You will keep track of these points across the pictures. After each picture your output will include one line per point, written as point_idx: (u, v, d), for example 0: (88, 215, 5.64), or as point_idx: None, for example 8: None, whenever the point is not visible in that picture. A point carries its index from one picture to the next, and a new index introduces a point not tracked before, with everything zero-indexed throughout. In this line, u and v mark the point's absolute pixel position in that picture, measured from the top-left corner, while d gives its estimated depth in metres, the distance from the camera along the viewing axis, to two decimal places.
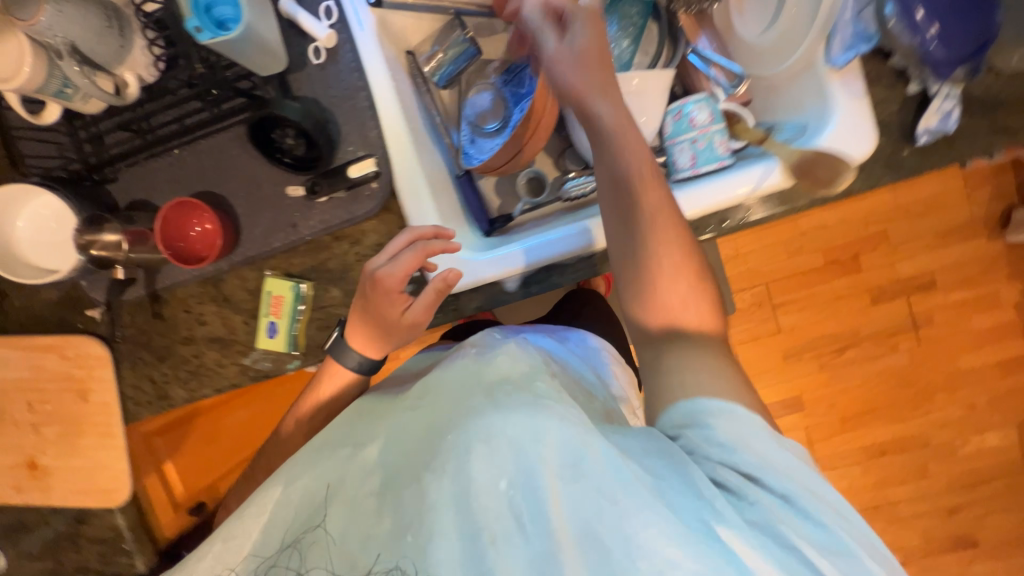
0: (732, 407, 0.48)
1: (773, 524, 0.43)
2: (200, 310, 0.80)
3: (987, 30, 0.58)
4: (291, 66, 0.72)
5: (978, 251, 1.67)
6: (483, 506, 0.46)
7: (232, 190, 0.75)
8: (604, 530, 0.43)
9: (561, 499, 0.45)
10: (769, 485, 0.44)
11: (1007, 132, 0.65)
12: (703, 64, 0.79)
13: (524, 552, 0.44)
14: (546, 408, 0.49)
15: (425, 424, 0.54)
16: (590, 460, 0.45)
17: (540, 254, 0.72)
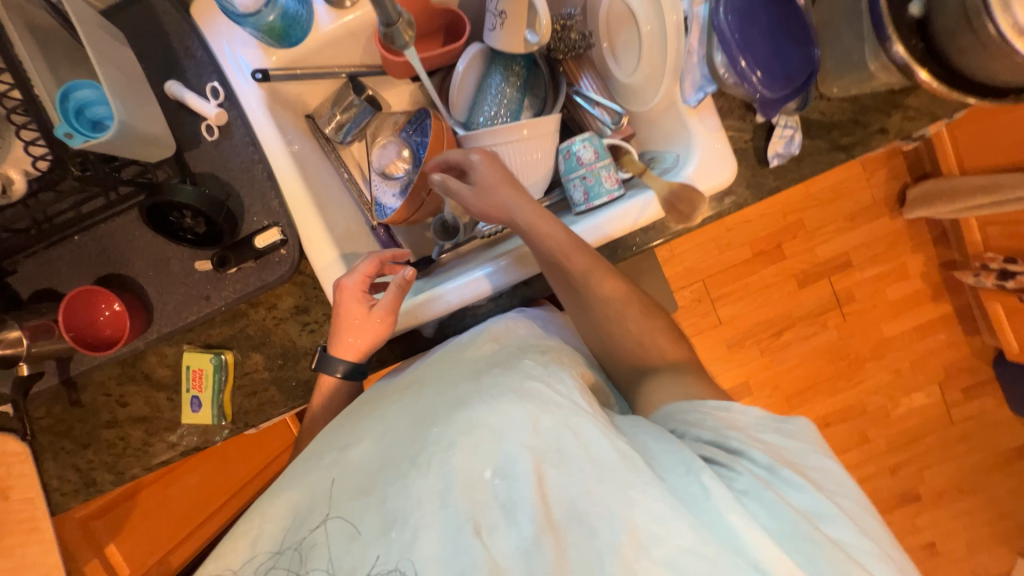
0: (727, 404, 0.58)
1: (767, 494, 0.47)
2: (121, 391, 0.79)
3: (811, 63, 0.65)
4: (186, 145, 0.73)
5: (884, 228, 1.78)
6: (465, 499, 0.49)
7: (139, 270, 0.75)
8: (594, 514, 0.48)
9: (549, 486, 0.50)
10: (754, 459, 0.51)
11: (845, 149, 0.73)
12: (587, 104, 0.85)
13: (512, 542, 0.48)
14: (528, 396, 0.55)
15: (414, 420, 0.57)
16: (569, 449, 0.50)
17: (478, 270, 0.75)
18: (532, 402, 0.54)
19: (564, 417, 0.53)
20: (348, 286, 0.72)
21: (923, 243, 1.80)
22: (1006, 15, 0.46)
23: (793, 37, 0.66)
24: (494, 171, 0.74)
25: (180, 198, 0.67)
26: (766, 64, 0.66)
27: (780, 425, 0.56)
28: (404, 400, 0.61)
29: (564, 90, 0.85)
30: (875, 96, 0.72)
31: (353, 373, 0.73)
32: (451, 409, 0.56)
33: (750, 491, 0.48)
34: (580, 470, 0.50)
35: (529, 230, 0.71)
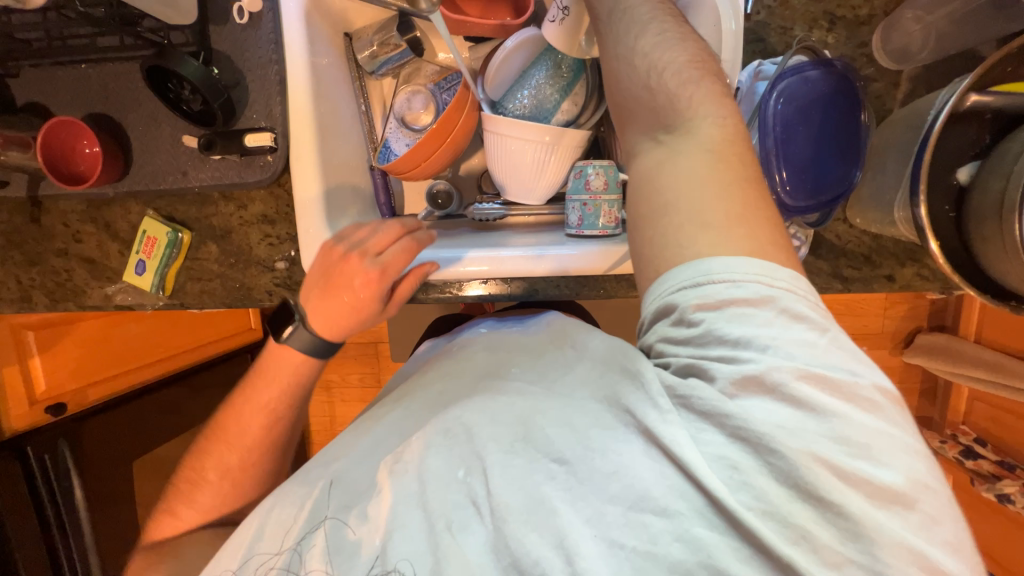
0: (714, 260, 0.36)
1: (737, 419, 0.34)
2: (78, 228, 0.80)
3: (845, 185, 0.62)
4: (212, 18, 0.71)
5: (879, 361, 1.72)
6: (434, 497, 0.43)
7: (131, 121, 0.75)
8: (558, 498, 0.39)
9: (508, 484, 0.40)
10: (747, 359, 0.34)
11: (844, 281, 0.70)
12: (621, 132, 0.81)
13: (479, 542, 0.41)
14: (501, 388, 0.47)
15: (396, 421, 0.51)
16: (537, 436, 0.41)
17: (488, 252, 0.74)
18: (528, 395, 0.44)
19: (529, 402, 0.44)
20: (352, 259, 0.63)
21: (909, 390, 1.74)
22: None
23: (841, 152, 0.62)
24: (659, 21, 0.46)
25: (182, 70, 0.65)
26: (800, 169, 0.62)
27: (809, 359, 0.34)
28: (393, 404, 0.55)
29: (604, 109, 0.81)
30: (897, 242, 0.68)
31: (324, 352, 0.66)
32: (439, 408, 0.49)
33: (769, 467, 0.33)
34: (580, 480, 0.39)
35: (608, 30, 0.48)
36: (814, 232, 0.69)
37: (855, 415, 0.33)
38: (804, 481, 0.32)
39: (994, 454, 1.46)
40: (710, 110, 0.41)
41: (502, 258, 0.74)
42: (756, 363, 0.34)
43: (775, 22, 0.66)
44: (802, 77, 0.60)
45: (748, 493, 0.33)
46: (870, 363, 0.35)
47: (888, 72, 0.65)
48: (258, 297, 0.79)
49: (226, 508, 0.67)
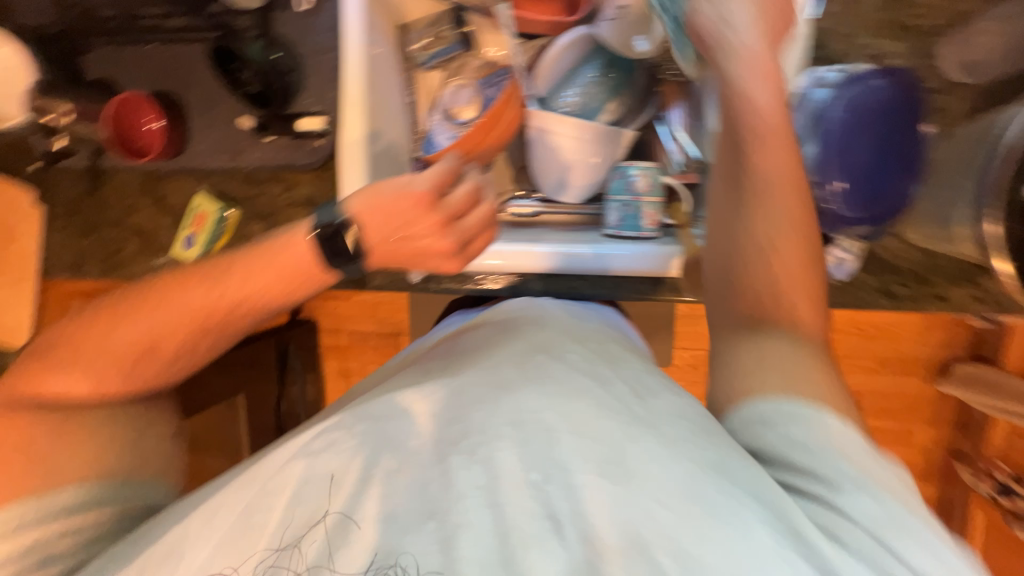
0: (795, 405, 0.44)
1: (825, 517, 0.40)
2: (133, 200, 0.83)
3: (902, 199, 0.61)
4: (275, 5, 0.74)
5: (910, 389, 1.65)
6: (512, 503, 0.42)
7: (192, 100, 0.78)
8: (658, 544, 0.39)
9: (600, 504, 0.42)
10: (834, 469, 0.41)
11: (893, 298, 0.67)
12: (666, 136, 0.81)
13: (558, 558, 0.40)
14: (575, 392, 0.47)
15: (452, 394, 0.49)
16: (631, 463, 0.42)
17: (523, 246, 0.75)
18: (585, 401, 0.46)
19: (617, 416, 0.45)
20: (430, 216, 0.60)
21: (941, 421, 1.67)
22: None
23: (900, 166, 0.60)
24: (759, 59, 0.57)
25: (247, 51, 0.70)
26: (857, 180, 0.60)
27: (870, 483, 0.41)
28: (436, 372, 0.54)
29: (650, 113, 0.82)
30: (952, 261, 0.66)
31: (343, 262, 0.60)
32: (496, 393, 0.48)
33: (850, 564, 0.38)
34: (646, 493, 0.41)
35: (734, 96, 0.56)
36: (865, 245, 0.67)
37: (920, 527, 0.39)
38: None
39: None
40: (779, 202, 0.53)
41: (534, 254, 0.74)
42: (832, 491, 0.40)
43: (838, 30, 0.66)
44: (864, 86, 0.59)
45: None
46: (889, 464, 0.42)
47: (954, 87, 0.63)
48: None
49: (121, 387, 0.61)
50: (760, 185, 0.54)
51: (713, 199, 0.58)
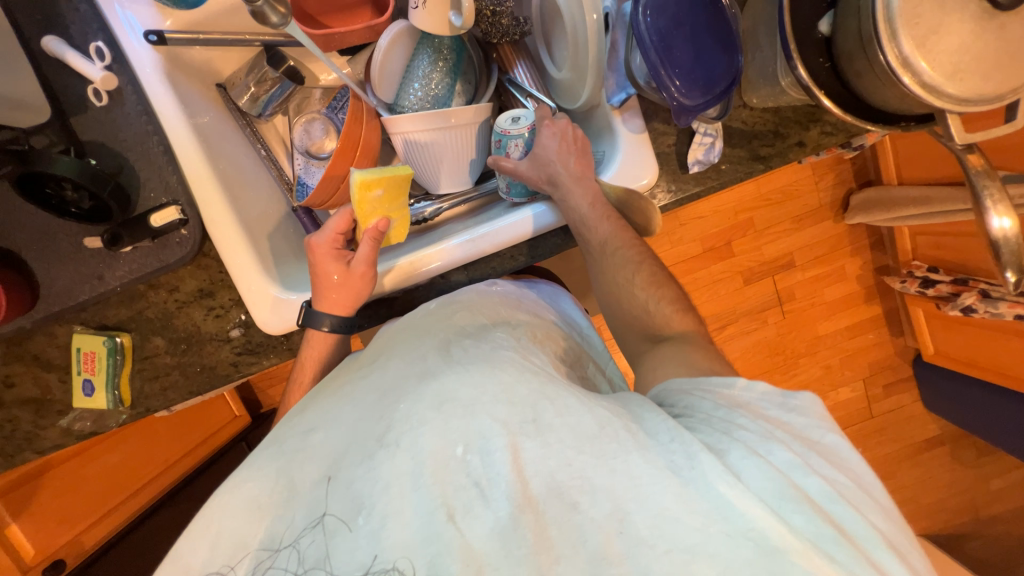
0: (706, 379, 0.56)
1: (728, 454, 0.46)
2: (7, 371, 0.74)
3: (733, 72, 0.64)
4: (70, 109, 0.67)
5: (828, 231, 1.82)
6: (437, 479, 0.46)
7: (23, 243, 0.69)
8: (574, 487, 0.45)
9: (525, 459, 0.46)
10: (741, 421, 0.50)
11: (763, 160, 0.74)
12: (520, 96, 0.83)
13: (486, 520, 0.45)
14: (500, 368, 0.53)
15: (379, 391, 0.55)
16: (546, 419, 0.48)
17: (459, 241, 0.74)
18: (504, 371, 0.53)
19: (539, 389, 0.51)
20: (320, 246, 0.70)
21: (862, 248, 1.85)
22: (893, 46, 0.46)
23: (717, 44, 0.64)
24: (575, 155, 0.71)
25: (56, 169, 0.62)
26: (686, 72, 0.64)
27: (786, 398, 0.53)
28: (365, 372, 0.61)
29: (496, 79, 0.83)
30: (795, 109, 0.73)
31: (341, 327, 0.71)
32: (421, 381, 0.54)
33: (740, 466, 0.45)
34: (558, 440, 0.47)
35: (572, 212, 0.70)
36: (722, 125, 0.72)
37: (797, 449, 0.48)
38: (781, 493, 0.44)
39: (948, 275, 1.58)
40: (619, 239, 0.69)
41: (456, 246, 0.73)
42: (738, 420, 0.50)
43: None
44: None
45: (754, 475, 0.45)
46: (805, 414, 0.52)
47: None
48: (224, 372, 0.76)
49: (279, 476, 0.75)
50: (600, 242, 0.69)
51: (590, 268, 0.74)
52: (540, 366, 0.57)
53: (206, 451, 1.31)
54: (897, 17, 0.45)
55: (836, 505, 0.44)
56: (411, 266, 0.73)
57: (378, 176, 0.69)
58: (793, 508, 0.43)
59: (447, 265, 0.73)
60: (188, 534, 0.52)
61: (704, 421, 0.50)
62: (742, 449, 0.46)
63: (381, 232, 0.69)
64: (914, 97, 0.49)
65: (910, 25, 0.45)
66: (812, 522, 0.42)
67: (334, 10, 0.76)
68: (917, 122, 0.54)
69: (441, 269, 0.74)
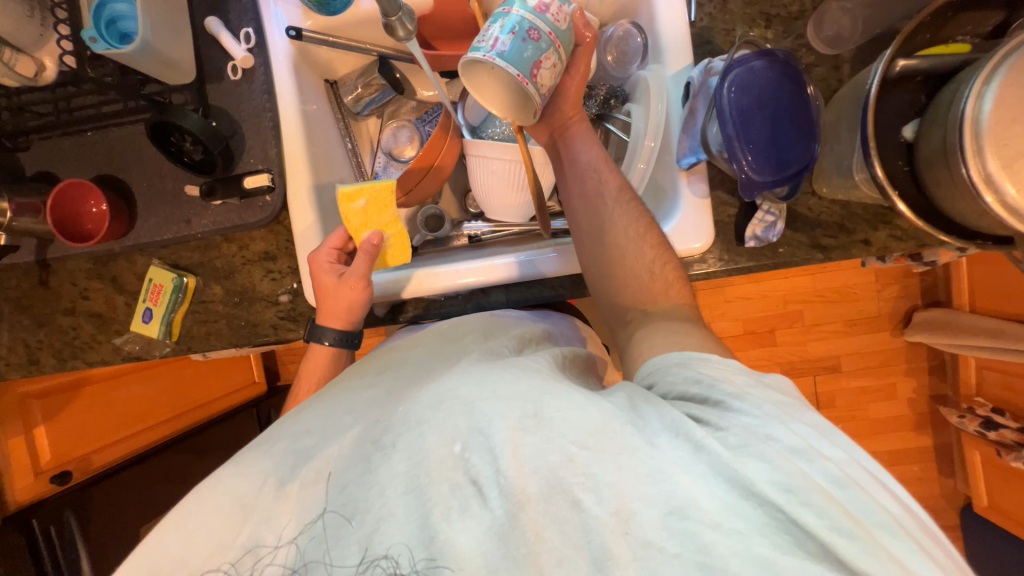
0: (702, 356, 0.54)
1: (737, 453, 0.43)
2: (86, 285, 0.83)
3: (807, 158, 0.66)
4: (209, 78, 0.78)
5: (884, 344, 1.71)
6: (436, 478, 0.46)
7: (135, 178, 0.80)
8: (576, 483, 0.44)
9: (525, 454, 0.46)
10: (737, 408, 0.47)
11: (823, 250, 0.73)
12: None
13: (481, 524, 0.44)
14: (501, 372, 0.54)
15: (393, 403, 0.56)
16: (547, 413, 0.48)
17: (465, 268, 0.77)
18: (511, 375, 0.53)
19: (536, 388, 0.51)
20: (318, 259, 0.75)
21: (919, 370, 1.72)
22: (977, 162, 0.46)
23: (796, 130, 0.66)
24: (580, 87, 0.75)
25: (183, 122, 0.71)
26: (760, 149, 0.66)
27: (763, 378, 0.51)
28: (372, 383, 0.64)
29: None
30: (866, 208, 0.72)
31: (342, 339, 0.75)
32: (423, 389, 0.55)
33: (734, 460, 0.42)
34: (560, 434, 0.46)
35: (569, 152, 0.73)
36: (787, 207, 0.73)
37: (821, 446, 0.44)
38: (797, 487, 0.40)
39: (1014, 420, 1.43)
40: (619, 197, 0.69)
41: (464, 272, 0.77)
42: (734, 409, 0.47)
43: (719, 25, 0.73)
44: (748, 68, 0.66)
45: (762, 468, 0.41)
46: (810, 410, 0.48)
47: (828, 57, 0.71)
48: (264, 332, 0.81)
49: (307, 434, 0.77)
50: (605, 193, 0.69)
51: (581, 217, 0.71)
52: (540, 367, 0.56)
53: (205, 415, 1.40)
54: (985, 135, 0.46)
55: (852, 494, 0.41)
56: (422, 283, 0.77)
57: (359, 188, 0.74)
58: (803, 500, 0.40)
59: (450, 289, 0.76)
60: (170, 517, 0.52)
61: (693, 405, 0.49)
62: (742, 435, 0.44)
63: (375, 245, 0.72)
64: (995, 217, 0.48)
65: (998, 145, 0.45)
66: (821, 511, 0.39)
67: (449, 37, 0.83)
68: (995, 242, 0.52)
69: (447, 292, 0.77)
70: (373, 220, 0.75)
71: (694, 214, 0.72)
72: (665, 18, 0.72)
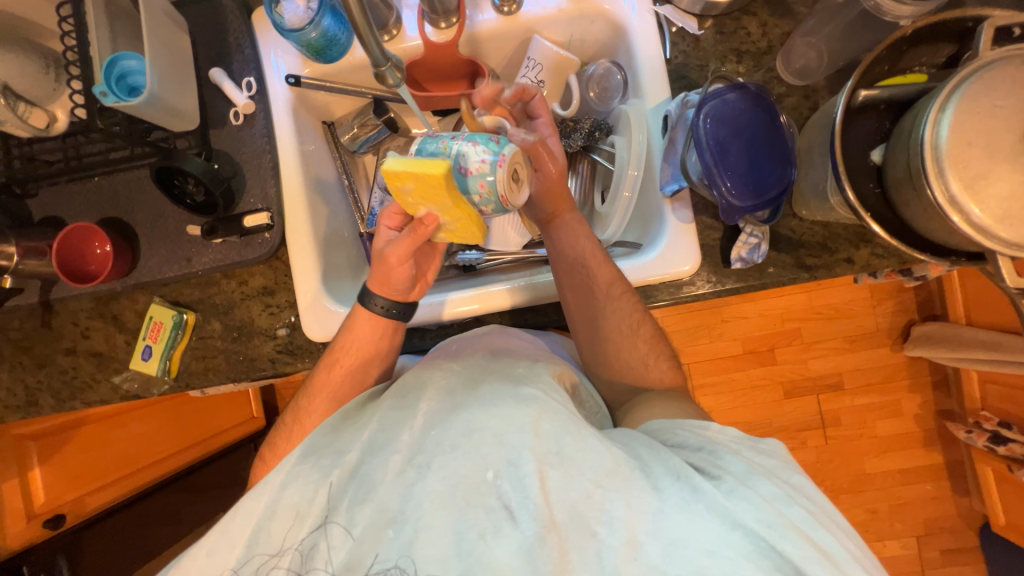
0: (708, 424, 0.57)
1: (734, 500, 0.47)
2: (87, 324, 0.85)
3: (784, 182, 0.68)
4: (212, 124, 0.82)
5: (883, 360, 1.71)
6: (471, 500, 0.51)
7: (139, 219, 0.82)
8: (594, 517, 0.49)
9: (550, 487, 0.51)
10: (730, 462, 0.51)
11: (809, 269, 0.75)
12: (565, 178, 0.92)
13: (513, 543, 0.49)
14: (527, 404, 0.56)
15: (421, 425, 0.57)
16: (568, 452, 0.52)
17: (480, 289, 0.79)
18: (527, 408, 0.55)
19: (564, 426, 0.53)
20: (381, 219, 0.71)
21: (922, 385, 1.71)
22: (941, 183, 0.48)
23: (772, 156, 0.69)
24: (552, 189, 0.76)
25: (187, 166, 0.75)
26: (739, 175, 0.68)
27: (757, 441, 0.54)
28: (395, 403, 0.61)
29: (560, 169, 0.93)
30: (847, 227, 0.74)
31: (392, 311, 0.71)
32: (450, 412, 0.57)
33: (726, 505, 0.47)
34: (579, 471, 0.51)
35: (558, 242, 0.76)
36: (770, 229, 0.75)
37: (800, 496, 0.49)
38: (779, 528, 0.45)
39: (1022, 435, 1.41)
40: (611, 294, 0.72)
41: (489, 292, 0.78)
42: (725, 458, 0.52)
43: (693, 62, 0.78)
44: (722, 100, 0.70)
45: (752, 510, 0.46)
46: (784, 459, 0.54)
47: (798, 88, 0.75)
48: (262, 366, 0.82)
49: None
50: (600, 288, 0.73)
51: (576, 311, 0.74)
52: (560, 401, 0.58)
53: (216, 445, 1.41)
54: (944, 158, 0.48)
55: (824, 534, 0.46)
56: (437, 305, 0.78)
57: (406, 169, 0.57)
58: (783, 536, 0.45)
59: (469, 309, 0.78)
60: (215, 531, 0.55)
61: (693, 455, 0.53)
62: (737, 485, 0.48)
63: (427, 227, 0.63)
64: (965, 235, 0.49)
65: (958, 167, 0.47)
66: (801, 548, 0.44)
67: (438, 79, 0.86)
68: (968, 258, 0.54)
69: (466, 312, 0.78)
70: (433, 203, 0.61)
71: (680, 239, 0.74)
72: (642, 56, 0.77)
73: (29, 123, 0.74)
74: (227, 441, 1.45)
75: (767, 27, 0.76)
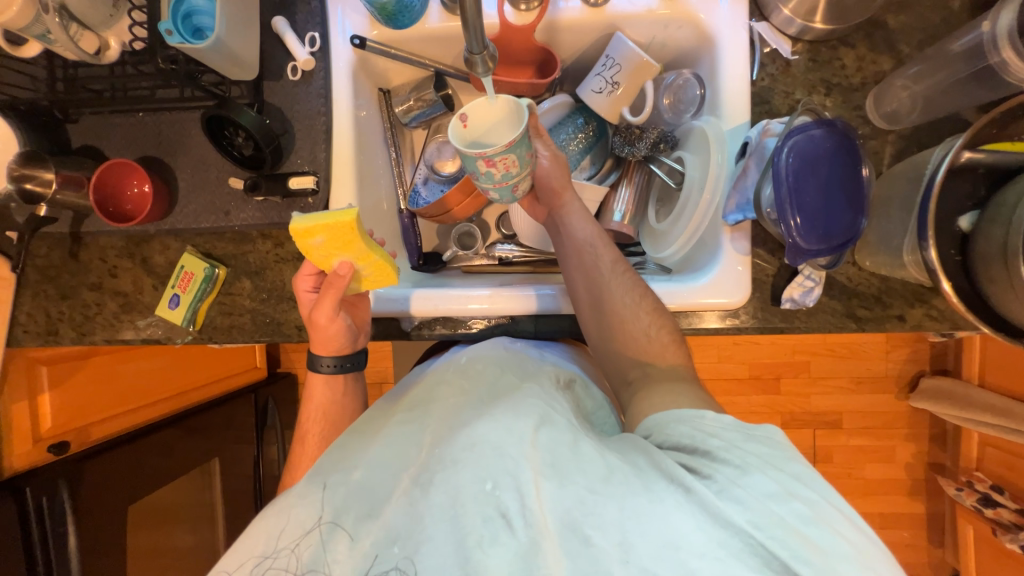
0: (700, 411, 0.54)
1: (726, 499, 0.44)
2: (115, 263, 0.83)
3: (852, 231, 0.66)
4: (268, 75, 0.79)
5: (884, 406, 1.71)
6: (467, 513, 0.48)
7: (180, 163, 0.80)
8: (587, 522, 0.45)
9: (545, 498, 0.47)
10: (724, 458, 0.48)
11: (857, 320, 0.73)
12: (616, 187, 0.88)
13: (507, 556, 0.45)
14: (526, 414, 0.54)
15: (426, 441, 0.57)
16: (564, 461, 0.49)
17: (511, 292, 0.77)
18: (526, 419, 0.53)
19: (562, 434, 0.51)
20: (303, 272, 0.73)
21: (920, 436, 1.71)
22: None
23: (845, 200, 0.66)
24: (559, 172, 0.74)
25: (240, 118, 0.72)
26: (810, 214, 0.65)
27: (747, 429, 0.51)
28: (404, 416, 0.63)
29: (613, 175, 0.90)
30: (905, 284, 0.72)
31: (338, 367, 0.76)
32: (454, 429, 0.55)
33: (720, 507, 0.43)
34: (574, 480, 0.47)
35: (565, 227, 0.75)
36: (826, 274, 0.73)
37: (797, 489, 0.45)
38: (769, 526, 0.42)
39: (1012, 501, 1.40)
40: (617, 288, 0.70)
41: (516, 300, 0.76)
42: (720, 458, 0.48)
43: (779, 87, 0.74)
44: (808, 135, 0.66)
45: (740, 508, 0.43)
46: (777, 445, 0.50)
47: (883, 132, 0.71)
48: (287, 332, 0.81)
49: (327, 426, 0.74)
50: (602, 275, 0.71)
51: (584, 309, 0.72)
52: (562, 412, 0.56)
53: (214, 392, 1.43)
54: None
55: (816, 528, 0.42)
56: (454, 306, 0.76)
57: (315, 224, 0.61)
58: (772, 535, 0.42)
59: (480, 309, 0.76)
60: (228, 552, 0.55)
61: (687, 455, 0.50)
62: (729, 481, 0.45)
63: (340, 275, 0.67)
64: None
65: None
66: (793, 551, 0.41)
67: (507, 62, 0.82)
68: None
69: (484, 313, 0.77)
70: (340, 253, 0.65)
71: (733, 272, 0.72)
72: (727, 72, 0.73)
73: (79, 46, 0.70)
74: (225, 387, 1.49)
75: (863, 62, 0.72)
